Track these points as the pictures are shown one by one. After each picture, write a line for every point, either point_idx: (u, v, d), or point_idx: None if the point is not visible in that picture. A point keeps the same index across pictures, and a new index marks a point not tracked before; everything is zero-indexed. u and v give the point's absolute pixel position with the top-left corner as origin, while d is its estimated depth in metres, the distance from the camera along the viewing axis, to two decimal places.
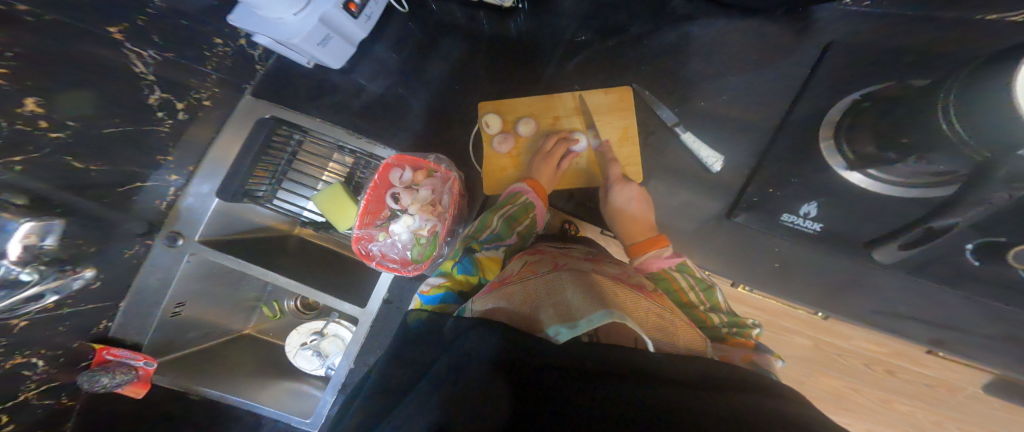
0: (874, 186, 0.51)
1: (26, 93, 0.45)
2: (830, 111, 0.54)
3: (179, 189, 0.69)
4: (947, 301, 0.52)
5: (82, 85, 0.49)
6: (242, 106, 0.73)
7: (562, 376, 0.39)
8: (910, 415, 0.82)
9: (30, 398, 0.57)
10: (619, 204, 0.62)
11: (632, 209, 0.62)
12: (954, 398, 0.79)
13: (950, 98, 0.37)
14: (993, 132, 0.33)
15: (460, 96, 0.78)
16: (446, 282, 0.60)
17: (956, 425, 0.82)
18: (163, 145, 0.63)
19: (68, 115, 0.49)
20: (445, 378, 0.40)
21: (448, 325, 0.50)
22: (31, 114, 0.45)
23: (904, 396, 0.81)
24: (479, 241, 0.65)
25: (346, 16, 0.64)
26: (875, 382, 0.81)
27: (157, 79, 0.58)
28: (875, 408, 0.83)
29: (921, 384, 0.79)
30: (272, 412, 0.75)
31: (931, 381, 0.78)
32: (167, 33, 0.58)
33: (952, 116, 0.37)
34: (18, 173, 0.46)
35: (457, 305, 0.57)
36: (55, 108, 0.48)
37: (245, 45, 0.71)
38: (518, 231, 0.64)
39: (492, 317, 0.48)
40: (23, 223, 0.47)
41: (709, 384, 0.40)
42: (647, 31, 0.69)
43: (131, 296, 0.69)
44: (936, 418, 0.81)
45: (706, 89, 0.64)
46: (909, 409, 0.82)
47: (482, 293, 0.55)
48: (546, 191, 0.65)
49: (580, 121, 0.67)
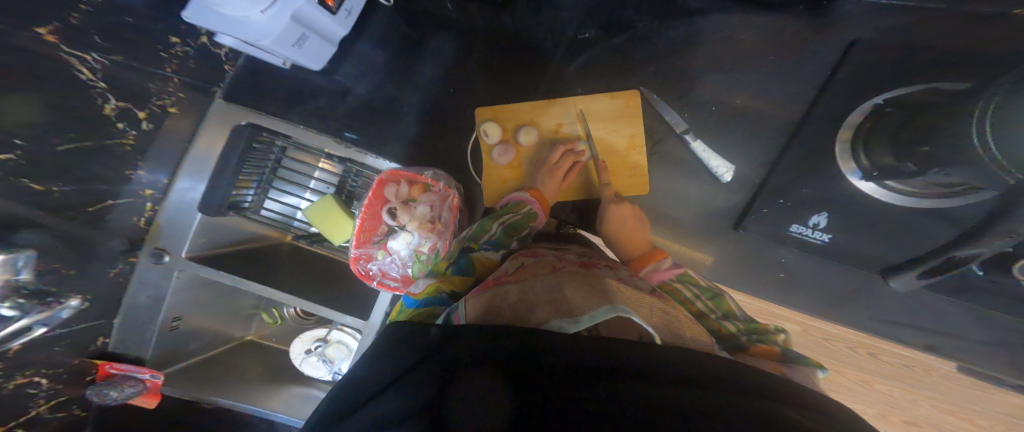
0: (886, 197, 0.50)
1: None
2: (848, 114, 0.52)
3: (156, 204, 0.65)
4: (947, 310, 0.54)
5: (29, 108, 0.43)
6: (214, 110, 0.68)
7: (562, 374, 0.36)
8: (890, 395, 0.92)
9: (42, 413, 0.58)
10: (614, 218, 0.60)
11: (626, 225, 0.60)
12: (930, 377, 0.87)
13: (985, 110, 0.34)
14: (1017, 155, 0.31)
15: (455, 98, 0.72)
16: (437, 283, 0.52)
17: (931, 403, 0.90)
18: (130, 159, 0.58)
19: (15, 133, 0.43)
20: (440, 376, 0.37)
21: (432, 331, 0.43)
22: None
23: (882, 376, 0.90)
24: (478, 243, 0.58)
25: (322, 12, 0.57)
26: (858, 364, 0.89)
27: (109, 87, 0.51)
28: (859, 389, 0.93)
29: (900, 365, 0.87)
30: (284, 418, 0.76)
31: (909, 361, 0.86)
32: (111, 32, 0.50)
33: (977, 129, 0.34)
34: None
35: (445, 305, 0.49)
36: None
37: (207, 43, 0.63)
38: (516, 241, 0.59)
39: (483, 318, 0.44)
40: None
41: (723, 380, 0.36)
42: (654, 30, 0.61)
43: (124, 313, 0.68)
44: (913, 397, 0.90)
45: (720, 91, 0.59)
46: (887, 389, 0.91)
47: (474, 293, 0.48)
48: (550, 203, 0.62)
49: (586, 126, 0.63)
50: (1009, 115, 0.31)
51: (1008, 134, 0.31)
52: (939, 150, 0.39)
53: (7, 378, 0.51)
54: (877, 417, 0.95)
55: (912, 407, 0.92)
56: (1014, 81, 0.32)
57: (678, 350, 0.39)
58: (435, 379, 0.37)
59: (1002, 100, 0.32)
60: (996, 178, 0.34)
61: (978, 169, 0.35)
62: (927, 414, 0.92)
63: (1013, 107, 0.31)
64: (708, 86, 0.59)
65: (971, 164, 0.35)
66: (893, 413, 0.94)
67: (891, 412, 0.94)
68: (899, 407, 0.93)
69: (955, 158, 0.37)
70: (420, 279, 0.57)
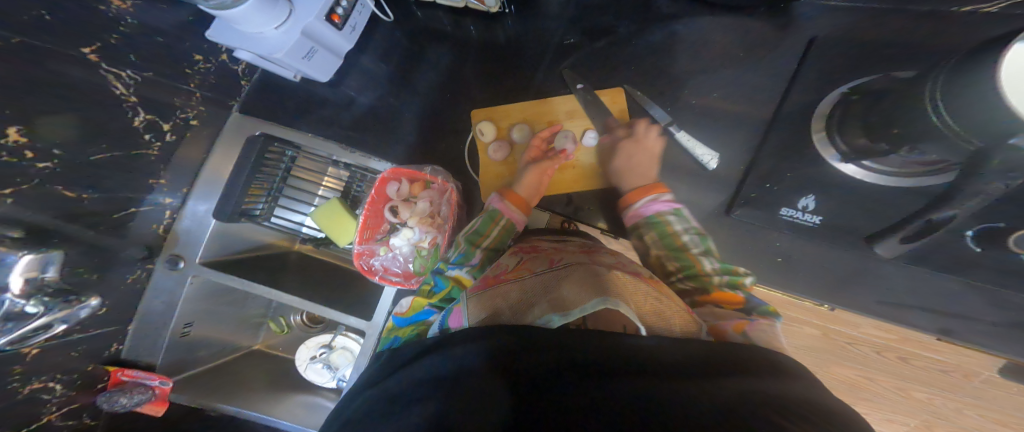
0: (866, 177, 0.52)
1: (10, 122, 0.42)
2: (818, 107, 0.53)
3: (175, 211, 0.69)
4: (953, 289, 0.53)
5: (66, 126, 0.48)
6: (229, 125, 0.73)
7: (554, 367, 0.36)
8: (930, 403, 0.88)
9: (54, 418, 0.60)
10: (625, 160, 0.62)
11: (638, 158, 0.61)
12: (971, 384, 0.84)
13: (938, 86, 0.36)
14: (982, 124, 0.33)
15: (452, 104, 0.77)
16: (419, 301, 0.59)
17: (978, 411, 0.86)
18: (154, 168, 0.62)
19: (54, 143, 0.47)
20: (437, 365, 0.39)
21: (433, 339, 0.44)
22: (16, 145, 0.43)
23: (921, 385, 0.86)
24: (447, 263, 0.62)
25: (329, 28, 0.62)
26: (888, 370, 0.86)
27: (139, 100, 0.56)
28: (894, 397, 0.89)
29: (936, 370, 0.84)
30: (289, 425, 0.75)
31: (946, 366, 0.83)
32: (145, 53, 0.55)
33: (936, 105, 0.36)
34: (11, 204, 0.45)
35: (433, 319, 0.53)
36: (40, 137, 0.45)
37: (227, 60, 0.69)
38: (478, 250, 0.60)
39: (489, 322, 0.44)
40: (21, 255, 0.46)
41: (713, 365, 0.36)
42: (633, 31, 0.66)
43: (139, 318, 0.70)
44: (955, 405, 0.87)
45: (699, 83, 0.62)
46: (928, 397, 0.87)
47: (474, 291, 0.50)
48: (519, 207, 0.62)
49: (580, 121, 0.67)
50: (966, 82, 0.33)
51: (960, 101, 0.34)
52: (902, 125, 0.41)
53: (19, 383, 0.53)
54: (920, 428, 0.91)
55: (959, 416, 0.88)
56: (968, 54, 0.34)
57: (668, 341, 0.38)
58: (433, 384, 0.37)
59: (951, 74, 0.35)
60: (967, 147, 0.36)
61: (947, 143, 0.37)
62: (976, 424, 0.88)
63: (987, 70, 0.31)
64: (695, 81, 0.62)
65: (938, 136, 0.37)
66: (939, 424, 0.89)
67: (938, 422, 0.89)
68: (945, 417, 0.89)
69: (930, 132, 0.38)
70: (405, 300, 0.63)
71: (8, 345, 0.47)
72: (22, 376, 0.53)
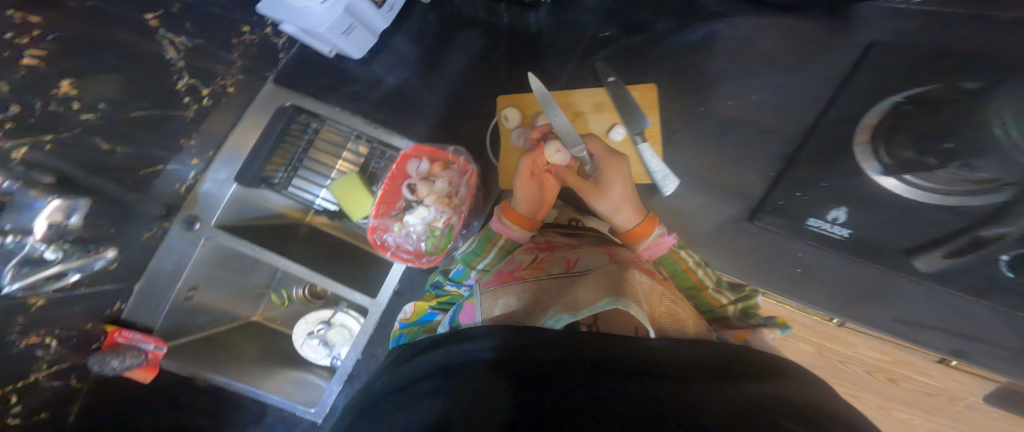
0: (907, 193, 0.50)
1: (63, 75, 0.44)
2: (866, 115, 0.53)
3: (198, 174, 0.67)
4: (974, 312, 0.52)
5: (112, 80, 0.49)
6: (264, 93, 0.71)
7: (557, 366, 0.34)
8: (906, 421, 0.94)
9: (41, 379, 0.55)
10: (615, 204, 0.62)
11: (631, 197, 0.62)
12: (953, 407, 0.88)
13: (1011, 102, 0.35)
14: None
15: (480, 90, 0.82)
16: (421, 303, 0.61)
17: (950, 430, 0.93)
18: (185, 129, 0.61)
19: (100, 97, 0.48)
20: (438, 367, 0.37)
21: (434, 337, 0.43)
22: (64, 96, 0.45)
23: (902, 404, 0.92)
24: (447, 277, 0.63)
25: (371, 5, 0.65)
26: (875, 389, 0.91)
27: (187, 67, 0.57)
28: (876, 414, 0.95)
29: (921, 392, 0.88)
30: (276, 400, 0.79)
31: (933, 390, 0.86)
32: (201, 20, 0.56)
33: (1005, 122, 0.36)
34: (48, 153, 0.46)
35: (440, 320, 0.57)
36: (89, 90, 0.47)
37: (269, 33, 0.69)
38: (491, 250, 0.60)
39: (505, 316, 0.44)
40: (50, 200, 0.47)
41: (723, 372, 0.33)
42: (671, 28, 0.70)
43: (145, 277, 0.67)
44: (929, 425, 0.93)
45: (723, 87, 0.66)
46: (907, 416, 0.93)
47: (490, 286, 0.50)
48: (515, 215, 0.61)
49: (606, 116, 0.71)
50: None
51: None
52: (968, 140, 0.39)
53: (19, 335, 0.50)
54: None
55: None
56: None
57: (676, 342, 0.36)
58: (439, 377, 0.36)
59: None
60: None
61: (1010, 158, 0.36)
62: None
63: None
64: (726, 85, 0.65)
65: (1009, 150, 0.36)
66: None
67: None
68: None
69: (989, 144, 0.37)
70: (406, 305, 0.65)
71: (20, 292, 0.47)
72: (23, 328, 0.50)
